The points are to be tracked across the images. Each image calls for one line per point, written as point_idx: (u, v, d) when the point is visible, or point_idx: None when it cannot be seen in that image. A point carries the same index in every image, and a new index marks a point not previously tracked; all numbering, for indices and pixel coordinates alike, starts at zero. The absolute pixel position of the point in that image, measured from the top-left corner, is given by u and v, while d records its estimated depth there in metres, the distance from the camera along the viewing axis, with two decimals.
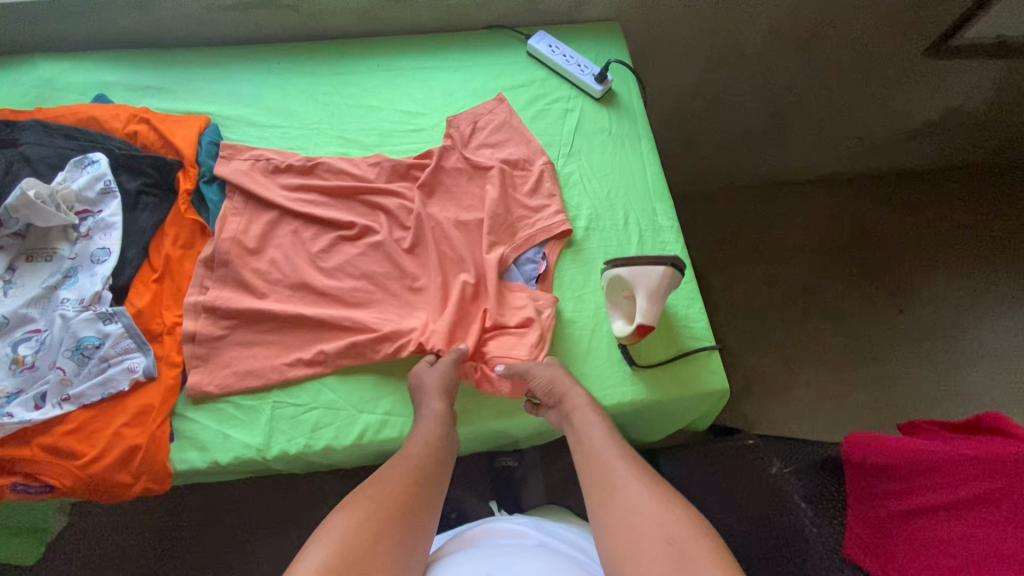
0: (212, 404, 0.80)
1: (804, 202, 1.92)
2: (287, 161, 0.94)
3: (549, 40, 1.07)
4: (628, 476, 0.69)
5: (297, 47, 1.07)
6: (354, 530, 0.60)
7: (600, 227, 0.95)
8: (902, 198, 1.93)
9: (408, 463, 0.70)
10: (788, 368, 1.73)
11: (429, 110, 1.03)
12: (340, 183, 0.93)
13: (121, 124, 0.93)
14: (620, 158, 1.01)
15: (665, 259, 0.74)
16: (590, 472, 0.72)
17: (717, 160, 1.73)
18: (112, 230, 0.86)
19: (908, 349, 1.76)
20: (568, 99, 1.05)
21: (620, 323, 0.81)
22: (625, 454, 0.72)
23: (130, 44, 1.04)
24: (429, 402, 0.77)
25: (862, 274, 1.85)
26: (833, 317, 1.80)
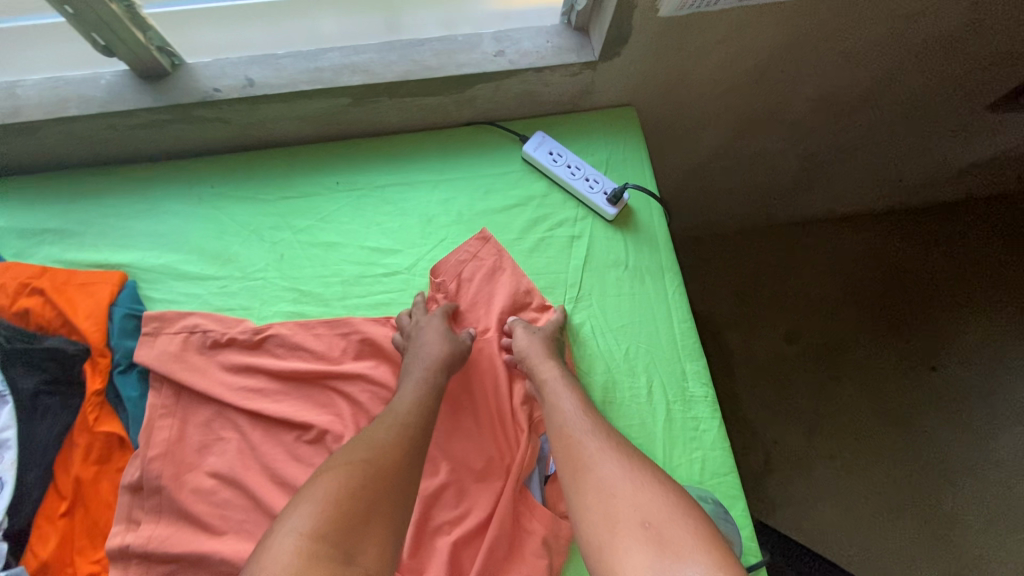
0: None
1: (837, 237, 1.61)
2: (228, 334, 0.75)
3: (550, 146, 0.86)
4: (604, 451, 0.60)
5: (233, 162, 0.85)
6: (328, 506, 0.52)
7: (618, 399, 0.78)
8: (961, 232, 1.59)
9: (392, 424, 0.63)
10: (823, 445, 1.36)
11: (404, 244, 0.84)
12: (297, 364, 0.75)
13: (9, 300, 0.73)
14: (640, 300, 0.82)
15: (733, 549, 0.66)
16: (564, 448, 0.63)
17: (739, 214, 1.52)
18: (5, 450, 0.68)
19: (985, 424, 1.36)
20: (575, 221, 0.85)
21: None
22: (603, 430, 0.64)
23: (22, 170, 0.83)
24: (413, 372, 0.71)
25: (914, 322, 1.50)
26: (879, 381, 1.43)
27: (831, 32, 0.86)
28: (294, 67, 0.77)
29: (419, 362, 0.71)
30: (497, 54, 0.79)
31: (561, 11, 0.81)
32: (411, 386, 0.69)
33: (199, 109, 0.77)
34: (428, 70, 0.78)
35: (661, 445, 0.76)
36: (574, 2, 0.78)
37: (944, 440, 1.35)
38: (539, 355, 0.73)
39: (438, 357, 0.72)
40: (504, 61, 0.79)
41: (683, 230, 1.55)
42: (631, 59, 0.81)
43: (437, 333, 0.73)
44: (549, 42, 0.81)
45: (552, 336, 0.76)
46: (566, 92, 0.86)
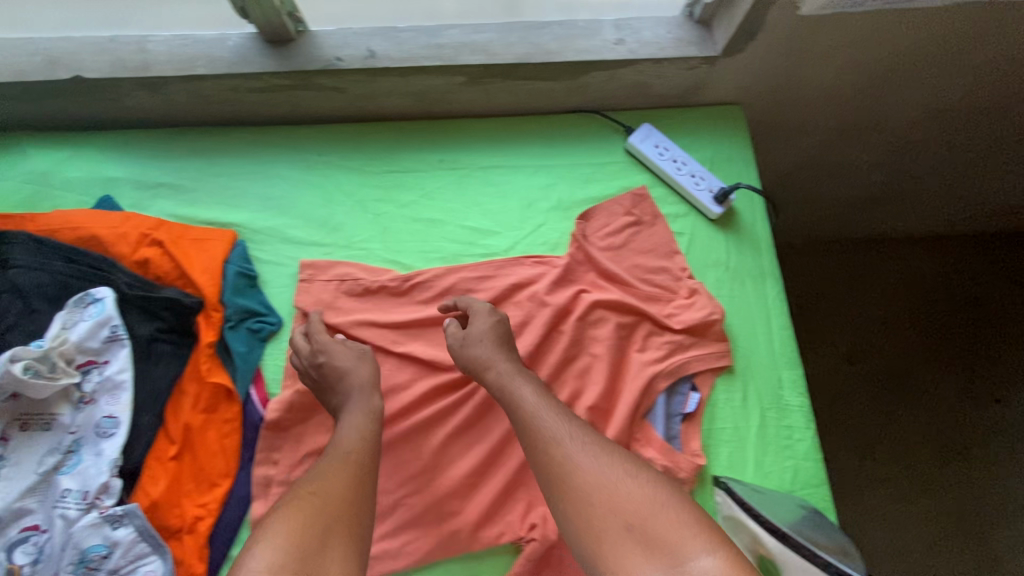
0: None
1: (920, 257, 1.50)
2: (363, 291, 0.79)
3: (657, 138, 0.85)
4: (581, 450, 0.59)
5: (341, 132, 0.87)
6: (304, 519, 0.54)
7: (715, 404, 0.77)
8: None
9: (340, 458, 0.62)
10: (880, 472, 1.31)
11: (503, 226, 0.84)
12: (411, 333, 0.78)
13: (130, 248, 0.75)
14: (740, 304, 0.81)
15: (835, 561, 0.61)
16: (533, 456, 0.61)
17: (816, 227, 1.46)
18: (122, 392, 0.71)
19: None
20: (677, 218, 0.84)
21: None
22: (568, 425, 0.62)
23: (140, 123, 0.85)
24: (368, 398, 0.69)
25: (995, 354, 1.40)
26: (950, 422, 1.35)
27: (960, 44, 0.82)
28: (415, 42, 0.77)
29: (346, 392, 0.69)
30: (617, 43, 0.79)
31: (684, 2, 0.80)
32: (349, 415, 0.67)
33: (320, 77, 0.78)
34: (548, 55, 0.78)
35: (753, 452, 0.76)
36: None
37: (1010, 484, 1.28)
38: (484, 354, 0.70)
39: (370, 374, 0.71)
40: (624, 50, 0.78)
41: None
42: (751, 58, 0.80)
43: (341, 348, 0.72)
44: (670, 33, 0.80)
45: (492, 328, 0.72)
46: (677, 85, 0.85)
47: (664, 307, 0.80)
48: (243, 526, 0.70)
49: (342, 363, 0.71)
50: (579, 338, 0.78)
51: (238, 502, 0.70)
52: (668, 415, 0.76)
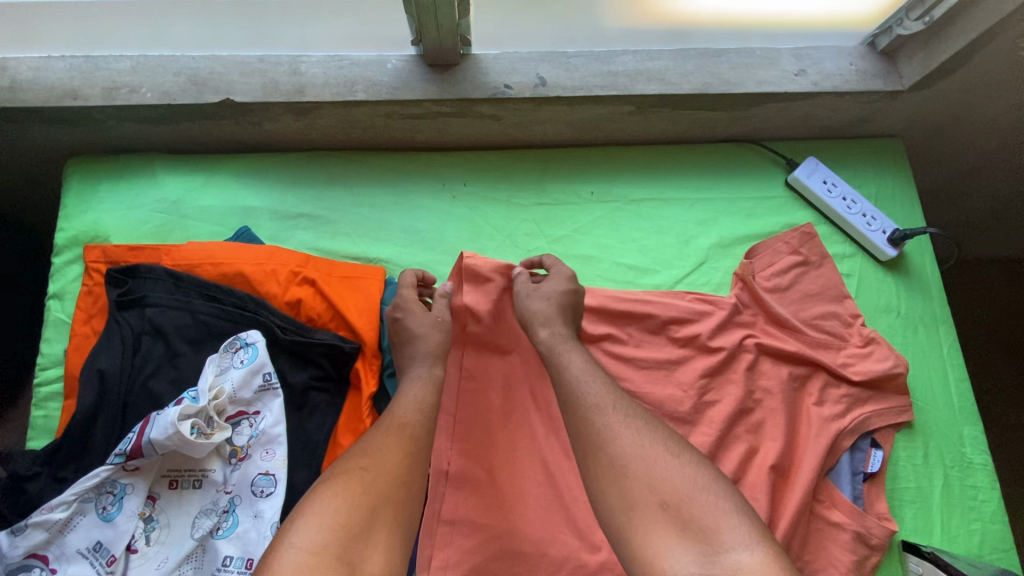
0: None
1: None
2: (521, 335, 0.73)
3: (824, 173, 0.80)
4: (620, 420, 0.54)
5: (485, 160, 0.81)
6: (352, 501, 0.49)
7: (897, 462, 0.72)
8: None
9: (389, 426, 0.57)
10: None
11: (660, 265, 0.79)
12: None
13: (280, 288, 0.70)
14: (915, 353, 0.76)
15: None
16: (571, 421, 0.56)
17: None
18: (277, 446, 0.65)
19: None
20: (843, 258, 0.79)
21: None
22: (611, 393, 0.57)
23: (271, 146, 0.79)
24: (419, 365, 0.64)
25: None
26: None
27: None
28: (585, 68, 0.72)
29: (412, 356, 0.65)
30: (799, 74, 0.73)
31: (869, 31, 0.75)
32: (412, 380, 0.63)
33: (482, 105, 0.72)
34: (727, 85, 0.72)
35: (938, 516, 0.71)
36: (897, 24, 0.71)
37: None
38: (544, 311, 0.66)
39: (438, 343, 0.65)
40: (806, 81, 0.73)
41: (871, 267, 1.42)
42: (938, 90, 0.75)
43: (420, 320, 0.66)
44: (853, 64, 0.74)
45: (562, 292, 0.68)
46: (846, 117, 0.80)
47: (838, 355, 0.75)
48: None
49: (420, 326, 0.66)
50: (753, 389, 0.73)
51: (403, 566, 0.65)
52: (852, 474, 0.71)
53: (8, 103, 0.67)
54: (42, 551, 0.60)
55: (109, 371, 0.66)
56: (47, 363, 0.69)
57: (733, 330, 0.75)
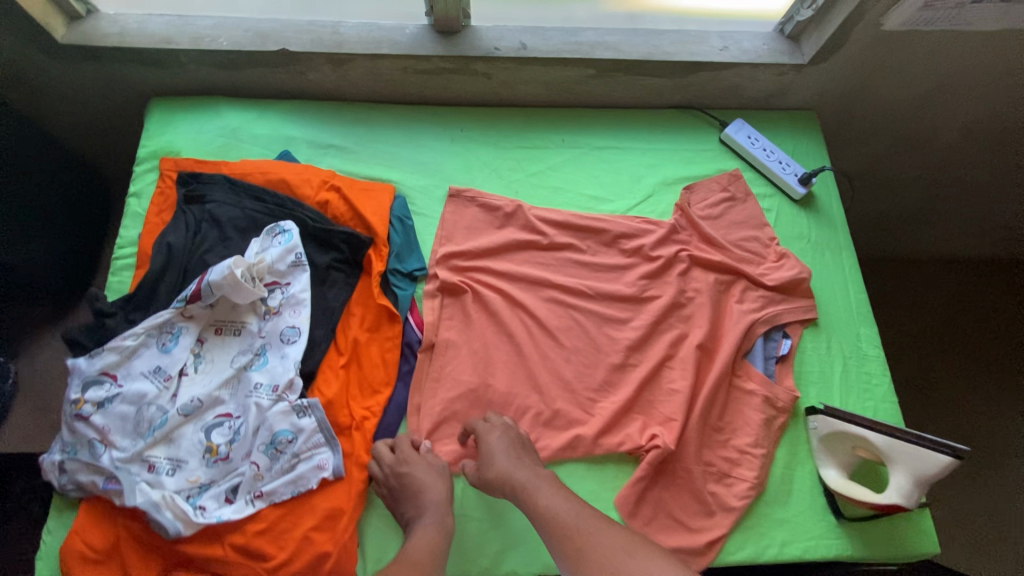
0: (385, 508, 0.77)
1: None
2: (500, 241, 0.91)
3: (748, 131, 1.00)
4: (599, 539, 0.65)
5: (478, 113, 1.01)
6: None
7: (804, 349, 0.89)
8: None
9: (405, 565, 0.64)
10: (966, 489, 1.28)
11: (616, 196, 0.98)
12: (543, 278, 0.90)
13: (313, 192, 0.89)
14: (822, 269, 0.94)
15: (947, 448, 0.67)
16: (558, 547, 0.66)
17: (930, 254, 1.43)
18: (302, 308, 0.82)
19: None
20: (765, 196, 0.98)
21: (832, 474, 0.78)
22: (587, 521, 0.67)
23: (311, 95, 1.00)
24: (425, 515, 0.71)
25: None
26: None
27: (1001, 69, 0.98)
28: (558, 39, 0.94)
29: (420, 508, 0.72)
30: (723, 49, 0.95)
31: (777, 22, 0.97)
32: (422, 529, 0.70)
33: (477, 63, 0.93)
34: (666, 55, 0.94)
35: (837, 392, 0.86)
36: (796, 14, 0.93)
37: None
38: (500, 468, 0.72)
39: (435, 497, 0.73)
40: (728, 55, 0.95)
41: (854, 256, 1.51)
42: (832, 66, 0.96)
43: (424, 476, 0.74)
44: (766, 44, 0.96)
45: (501, 442, 0.75)
46: (766, 89, 1.01)
47: (756, 267, 0.92)
48: (399, 429, 0.81)
49: (424, 475, 0.74)
50: (687, 290, 0.90)
51: (397, 408, 0.81)
52: (765, 357, 0.87)
53: (118, 45, 0.88)
54: (112, 370, 0.76)
55: (175, 244, 0.84)
56: (124, 243, 0.87)
57: (672, 244, 0.93)
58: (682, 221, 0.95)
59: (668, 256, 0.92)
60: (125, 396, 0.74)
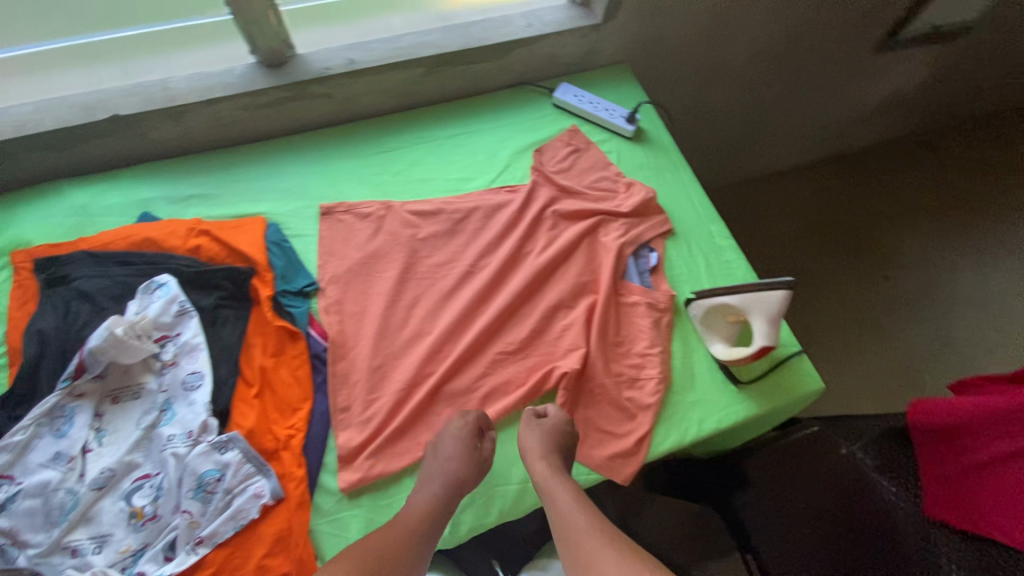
0: (335, 514, 0.77)
1: (812, 186, 1.94)
2: (382, 239, 0.96)
3: (573, 91, 1.13)
4: (601, 544, 0.66)
5: (330, 133, 1.06)
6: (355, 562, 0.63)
7: (671, 255, 1.01)
8: (878, 169, 2.00)
9: (402, 524, 0.70)
10: (825, 344, 1.69)
11: (478, 173, 1.05)
12: (432, 261, 0.96)
13: (181, 241, 0.89)
14: (667, 187, 1.07)
15: (778, 283, 0.80)
16: (564, 546, 0.69)
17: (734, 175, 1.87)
18: (199, 352, 0.82)
19: (933, 304, 1.74)
20: (604, 141, 1.11)
21: (720, 347, 0.89)
22: (594, 523, 0.70)
23: (158, 156, 1.01)
24: (433, 476, 0.75)
25: (872, 239, 1.86)
26: (866, 296, 1.75)
27: None
28: (382, 48, 1.01)
29: (431, 470, 0.76)
30: (529, 26, 1.08)
31: None
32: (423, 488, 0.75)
33: (313, 85, 0.99)
34: (482, 41, 1.05)
35: (707, 282, 0.99)
36: None
37: (913, 327, 1.71)
38: (534, 446, 0.78)
39: (466, 456, 0.76)
40: (534, 29, 1.07)
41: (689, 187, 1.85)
42: (623, 20, 1.11)
43: (459, 438, 0.77)
44: (564, 14, 1.10)
45: (542, 436, 0.79)
46: (578, 52, 1.15)
47: (613, 202, 1.04)
48: (328, 435, 0.81)
49: (394, 465, 0.80)
50: (559, 236, 1.00)
51: (321, 417, 0.82)
52: (640, 272, 0.99)
53: None
54: (6, 472, 0.72)
55: (46, 330, 0.81)
56: None
57: (539, 200, 1.02)
58: (542, 179, 1.05)
59: (537, 208, 1.02)
60: (26, 491, 0.70)
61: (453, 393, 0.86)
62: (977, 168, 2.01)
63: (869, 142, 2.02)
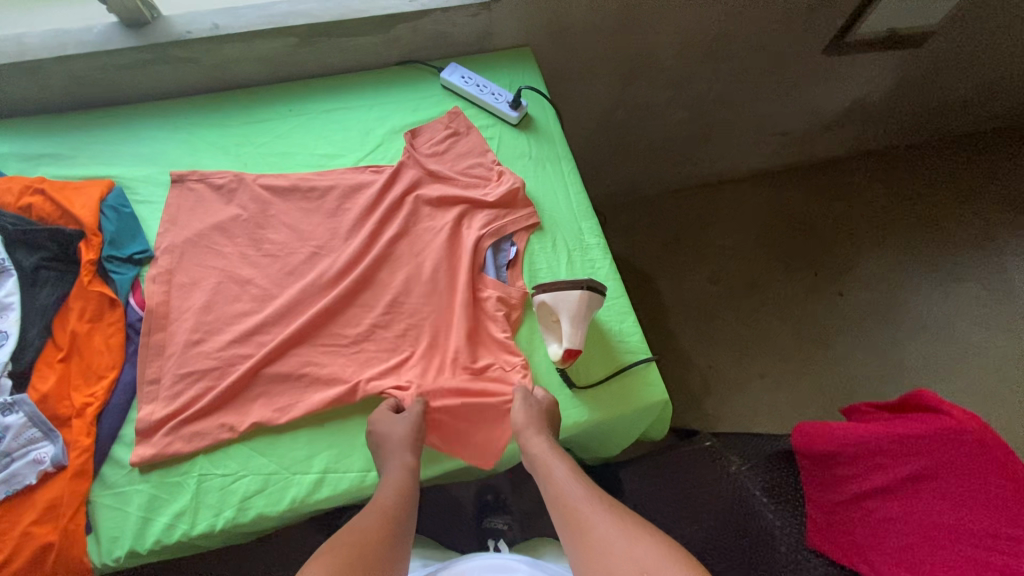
0: (120, 487, 0.75)
1: (749, 200, 1.97)
2: (230, 212, 0.93)
3: (461, 72, 1.08)
4: (596, 510, 0.71)
5: (202, 101, 1.04)
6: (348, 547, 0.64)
7: (532, 249, 0.96)
8: (823, 186, 2.01)
9: (377, 509, 0.70)
10: (741, 359, 1.74)
11: (347, 150, 1.02)
12: (277, 239, 0.92)
13: (14, 198, 0.88)
14: (543, 179, 1.02)
15: (580, 283, 0.80)
16: (563, 513, 0.73)
17: (667, 184, 1.93)
18: (9, 311, 0.80)
19: (853, 325, 1.80)
20: (486, 127, 1.06)
21: (553, 346, 0.83)
22: (591, 492, 0.74)
23: (22, 112, 1.00)
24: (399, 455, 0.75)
25: (803, 257, 1.90)
26: (793, 314, 1.81)
27: None
28: (251, 14, 0.98)
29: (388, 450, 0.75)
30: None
31: None
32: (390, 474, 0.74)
33: (174, 49, 0.96)
34: (357, 12, 1.00)
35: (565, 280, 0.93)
36: None
37: (837, 348, 1.76)
38: (521, 421, 0.79)
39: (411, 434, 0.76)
40: (417, 4, 1.01)
41: (627, 185, 1.84)
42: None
43: (398, 424, 0.77)
44: None
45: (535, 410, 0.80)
46: (471, 32, 1.10)
47: (481, 190, 0.99)
48: (132, 406, 0.80)
49: (189, 439, 0.78)
50: (417, 221, 0.96)
51: (124, 388, 0.80)
52: (497, 267, 0.94)
53: None
54: None
55: None
56: None
57: (402, 183, 0.99)
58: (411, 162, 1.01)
59: (400, 189, 0.98)
60: None
61: (265, 375, 0.82)
62: (925, 190, 2.01)
63: (839, 156, 2.06)
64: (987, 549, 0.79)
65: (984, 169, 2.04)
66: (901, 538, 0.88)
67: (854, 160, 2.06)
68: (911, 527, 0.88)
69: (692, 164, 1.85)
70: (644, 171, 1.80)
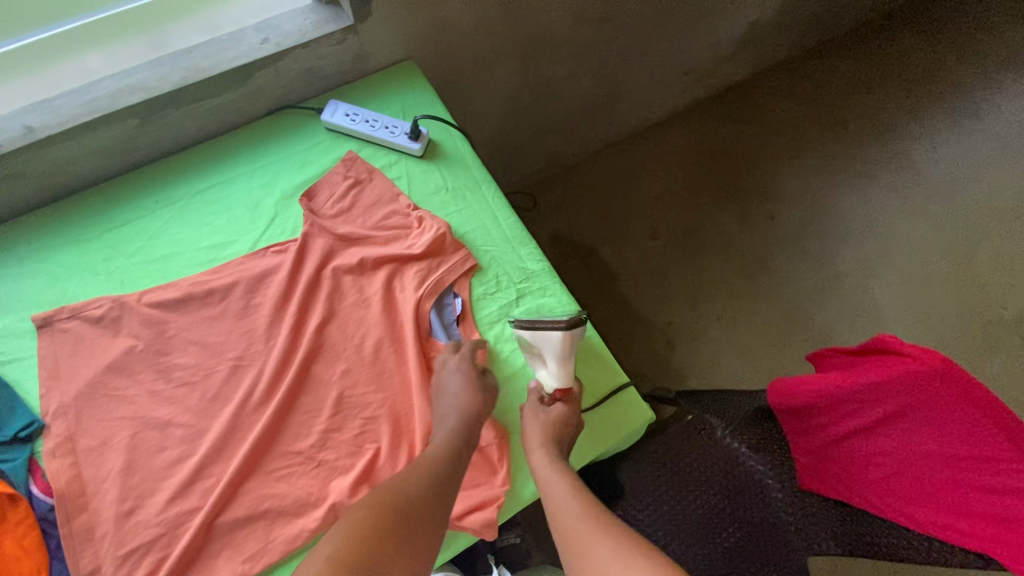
0: None
1: (669, 143, 1.95)
2: (121, 345, 0.79)
3: (345, 109, 0.95)
4: (597, 532, 0.64)
5: (45, 216, 0.88)
6: (352, 528, 0.61)
7: (476, 294, 0.88)
8: (736, 113, 2.00)
9: (424, 467, 0.69)
10: (697, 307, 1.76)
11: (238, 234, 0.89)
12: (188, 362, 0.80)
13: None
14: (467, 212, 0.93)
15: (560, 322, 0.77)
16: (561, 535, 0.67)
17: (587, 148, 1.86)
18: None
19: (792, 244, 1.84)
20: (390, 166, 0.95)
21: (541, 376, 0.82)
22: (590, 512, 0.67)
23: None
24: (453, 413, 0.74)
25: (732, 188, 1.91)
26: (735, 248, 1.84)
27: None
28: (71, 105, 0.82)
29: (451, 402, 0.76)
30: (263, 42, 0.88)
31: None
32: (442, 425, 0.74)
33: None
34: (202, 72, 0.85)
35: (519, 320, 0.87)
36: None
37: (782, 271, 1.81)
38: (533, 434, 0.77)
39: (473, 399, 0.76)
40: (270, 45, 0.87)
41: (546, 159, 1.77)
42: (384, 14, 0.92)
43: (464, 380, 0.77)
44: (307, 19, 0.90)
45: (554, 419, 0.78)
46: (343, 60, 0.96)
47: (403, 243, 0.88)
48: None
49: None
50: (343, 297, 0.85)
51: None
52: (445, 325, 0.86)
53: None
54: None
55: None
56: None
57: (313, 257, 0.86)
58: (318, 230, 0.88)
59: (313, 264, 0.86)
60: None
61: (222, 524, 0.72)
62: (828, 93, 2.04)
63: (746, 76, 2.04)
64: (976, 474, 0.72)
65: (876, 60, 2.09)
66: (882, 472, 0.83)
67: (759, 78, 2.06)
68: (893, 463, 0.81)
69: (608, 123, 1.79)
70: (562, 142, 1.72)
